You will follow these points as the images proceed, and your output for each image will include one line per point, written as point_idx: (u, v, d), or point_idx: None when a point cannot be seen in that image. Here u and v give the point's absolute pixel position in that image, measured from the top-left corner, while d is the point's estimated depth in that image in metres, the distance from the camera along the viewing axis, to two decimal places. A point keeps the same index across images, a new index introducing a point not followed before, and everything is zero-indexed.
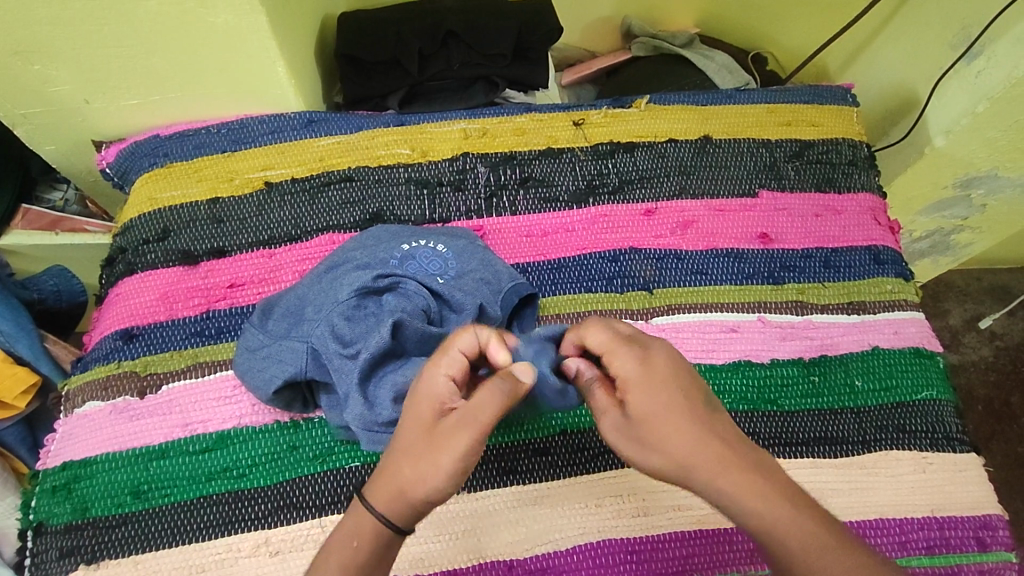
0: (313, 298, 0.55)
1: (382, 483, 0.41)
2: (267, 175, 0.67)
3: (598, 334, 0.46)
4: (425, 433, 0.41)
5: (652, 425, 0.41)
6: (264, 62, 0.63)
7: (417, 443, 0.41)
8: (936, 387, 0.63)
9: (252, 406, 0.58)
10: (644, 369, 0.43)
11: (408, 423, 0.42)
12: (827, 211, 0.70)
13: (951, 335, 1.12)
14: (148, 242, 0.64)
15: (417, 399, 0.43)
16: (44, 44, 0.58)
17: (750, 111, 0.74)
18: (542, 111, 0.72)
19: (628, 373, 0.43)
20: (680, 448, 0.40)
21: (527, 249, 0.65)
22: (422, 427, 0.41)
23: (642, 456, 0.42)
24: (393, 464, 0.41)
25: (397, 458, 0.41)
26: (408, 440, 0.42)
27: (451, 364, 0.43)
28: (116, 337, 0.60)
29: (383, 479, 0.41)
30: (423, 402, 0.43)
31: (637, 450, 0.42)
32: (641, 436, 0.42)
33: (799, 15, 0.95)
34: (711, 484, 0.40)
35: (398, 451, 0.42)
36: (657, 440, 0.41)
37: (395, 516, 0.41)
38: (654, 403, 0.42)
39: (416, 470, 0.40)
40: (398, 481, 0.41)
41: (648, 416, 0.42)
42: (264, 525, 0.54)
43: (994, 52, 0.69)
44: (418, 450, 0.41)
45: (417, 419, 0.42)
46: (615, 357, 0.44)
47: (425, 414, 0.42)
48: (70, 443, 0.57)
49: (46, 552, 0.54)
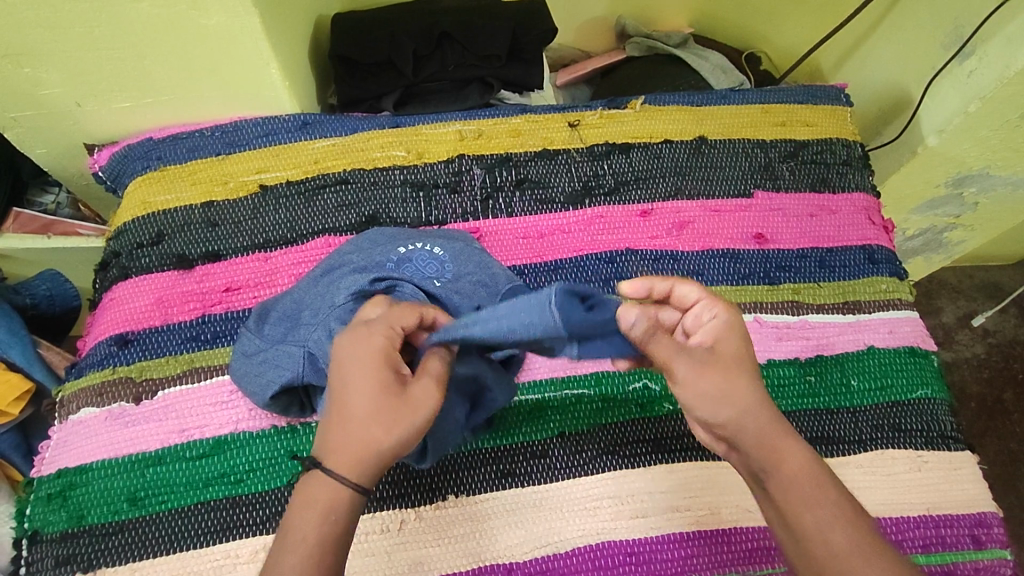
0: (310, 302, 0.55)
1: (347, 451, 0.41)
2: (261, 178, 0.67)
3: (697, 290, 0.47)
4: (387, 397, 0.41)
5: (734, 369, 0.44)
6: (256, 64, 0.63)
7: (383, 408, 0.41)
8: (931, 386, 0.63)
9: (249, 411, 0.58)
10: (739, 325, 0.46)
11: (360, 390, 0.42)
12: (821, 211, 0.70)
13: (944, 332, 1.13)
14: (142, 246, 0.64)
15: (363, 362, 0.42)
16: (32, 47, 0.57)
17: (744, 111, 0.74)
18: (537, 112, 0.72)
19: (726, 323, 0.46)
20: (753, 393, 0.44)
21: (523, 250, 0.65)
22: (380, 393, 0.41)
23: (716, 393, 0.43)
24: (356, 431, 0.41)
25: (363, 425, 0.41)
26: (365, 405, 0.41)
27: (389, 333, 0.44)
28: (111, 342, 0.60)
29: (352, 448, 0.41)
30: (372, 365, 0.42)
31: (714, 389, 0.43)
32: (721, 372, 0.44)
33: (792, 15, 0.95)
34: (761, 434, 0.43)
35: (358, 418, 0.41)
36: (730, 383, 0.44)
37: (366, 479, 0.41)
38: (743, 352, 0.45)
39: (391, 432, 0.41)
40: (371, 446, 0.41)
41: (729, 360, 0.44)
42: (261, 531, 0.54)
43: (985, 52, 0.69)
44: (386, 415, 0.41)
45: (369, 384, 0.42)
46: (707, 310, 0.46)
47: (380, 377, 0.42)
48: (66, 450, 0.57)
49: (40, 560, 0.54)
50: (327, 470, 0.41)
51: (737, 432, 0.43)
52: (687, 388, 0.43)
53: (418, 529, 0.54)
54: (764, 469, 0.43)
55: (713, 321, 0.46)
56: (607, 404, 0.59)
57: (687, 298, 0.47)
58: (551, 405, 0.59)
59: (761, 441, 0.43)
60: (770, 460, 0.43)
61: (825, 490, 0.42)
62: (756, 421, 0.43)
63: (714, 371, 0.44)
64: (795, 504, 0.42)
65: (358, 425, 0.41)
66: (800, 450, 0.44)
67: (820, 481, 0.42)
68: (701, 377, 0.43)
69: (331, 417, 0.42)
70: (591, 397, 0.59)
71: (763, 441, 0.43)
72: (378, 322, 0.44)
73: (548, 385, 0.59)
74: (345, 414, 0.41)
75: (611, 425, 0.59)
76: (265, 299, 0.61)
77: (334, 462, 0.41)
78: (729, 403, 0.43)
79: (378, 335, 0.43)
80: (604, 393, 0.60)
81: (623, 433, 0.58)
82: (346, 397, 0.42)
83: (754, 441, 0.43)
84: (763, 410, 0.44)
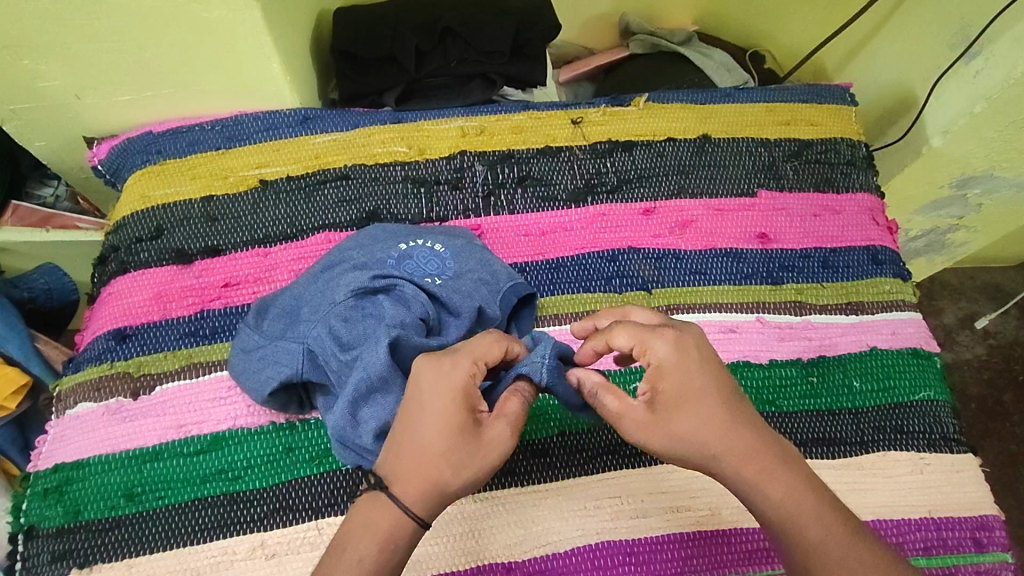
0: (310, 299, 0.55)
1: (417, 485, 0.40)
2: (261, 173, 0.66)
3: (625, 339, 0.44)
4: (462, 438, 0.41)
5: (683, 415, 0.43)
6: (257, 57, 0.63)
7: (457, 448, 0.41)
8: (934, 388, 0.63)
9: (247, 407, 0.57)
10: (682, 355, 0.44)
11: (433, 424, 0.41)
12: (825, 211, 0.69)
13: (945, 333, 1.13)
14: (141, 241, 0.63)
15: (441, 398, 0.41)
16: (32, 39, 0.57)
17: (749, 110, 0.73)
18: (541, 109, 0.71)
19: (663, 367, 0.44)
20: (721, 426, 0.43)
21: (525, 248, 0.65)
22: (457, 433, 0.41)
23: (677, 440, 0.43)
24: (426, 465, 0.40)
25: (433, 460, 0.41)
26: (438, 442, 0.41)
27: (473, 369, 0.42)
28: (109, 337, 0.60)
29: (419, 481, 0.40)
30: (451, 403, 0.41)
31: (666, 441, 0.43)
32: (674, 421, 0.43)
33: (796, 13, 0.94)
34: (740, 465, 0.43)
35: (429, 452, 0.41)
36: (684, 431, 0.43)
37: (428, 514, 0.41)
38: (693, 385, 0.44)
39: (458, 474, 0.41)
40: (439, 483, 0.40)
41: (680, 402, 0.44)
42: (261, 527, 0.54)
43: (992, 52, 0.69)
44: (459, 455, 0.41)
45: (445, 420, 0.41)
46: (645, 351, 0.44)
47: (456, 418, 0.41)
48: (63, 444, 0.56)
49: (37, 555, 0.53)
50: (394, 499, 0.40)
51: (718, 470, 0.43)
52: (646, 447, 0.44)
53: None
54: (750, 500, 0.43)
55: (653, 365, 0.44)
56: None
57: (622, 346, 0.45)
58: (551, 404, 0.58)
59: (745, 474, 0.43)
60: (756, 491, 0.43)
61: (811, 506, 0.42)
62: (733, 456, 0.43)
63: (659, 428, 0.43)
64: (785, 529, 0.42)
65: (428, 460, 0.41)
66: (783, 469, 0.43)
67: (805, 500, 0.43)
68: (646, 434, 0.44)
69: (398, 443, 0.42)
70: None
71: (746, 477, 0.43)
72: (462, 354, 0.43)
73: None
74: (416, 444, 0.41)
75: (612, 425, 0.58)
76: (265, 294, 0.60)
77: (401, 491, 0.40)
78: (694, 445, 0.43)
79: (460, 369, 0.42)
80: None
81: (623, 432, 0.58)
82: (417, 428, 0.41)
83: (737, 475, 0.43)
84: (742, 442, 0.43)
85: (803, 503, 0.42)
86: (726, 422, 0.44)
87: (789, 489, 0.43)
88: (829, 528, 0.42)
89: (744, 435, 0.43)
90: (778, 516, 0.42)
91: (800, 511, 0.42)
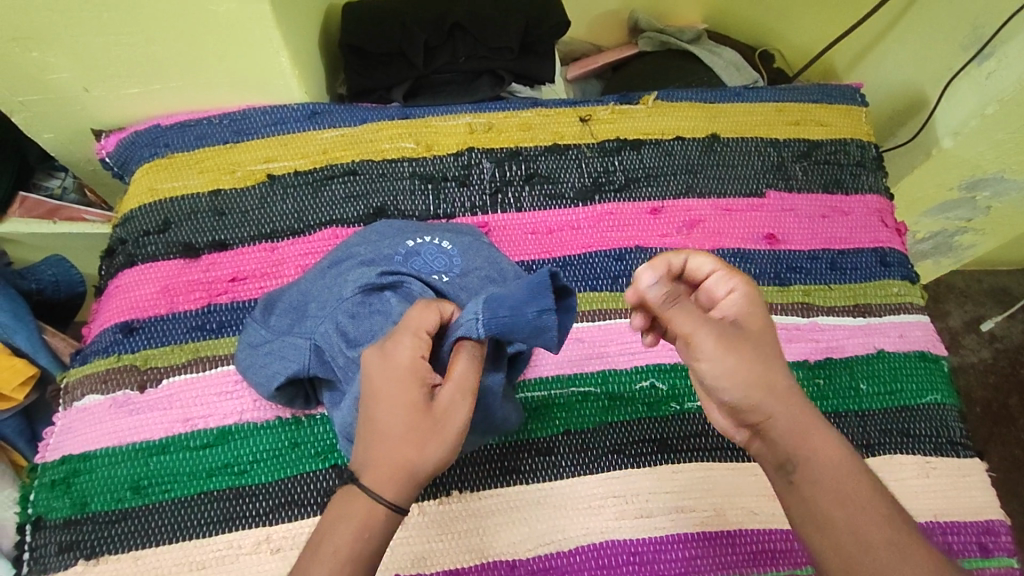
0: (316, 294, 0.55)
1: (382, 467, 0.40)
2: (268, 167, 0.66)
3: (709, 262, 0.44)
4: (417, 417, 0.40)
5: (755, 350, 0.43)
6: (266, 52, 0.63)
7: (414, 429, 0.40)
8: (941, 391, 0.63)
9: (253, 402, 0.57)
10: (754, 293, 0.44)
11: (390, 406, 0.41)
12: (834, 212, 0.69)
13: (951, 336, 1.12)
14: (149, 234, 0.63)
15: (392, 380, 0.41)
16: (42, 31, 0.57)
17: (758, 109, 0.73)
18: (548, 106, 0.71)
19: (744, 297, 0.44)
20: (779, 384, 0.42)
21: (533, 246, 0.65)
22: (410, 412, 0.40)
23: (739, 372, 0.42)
24: (390, 449, 0.40)
25: (394, 446, 0.40)
26: (399, 423, 0.40)
27: (417, 343, 0.42)
28: (116, 330, 0.60)
29: (387, 467, 0.40)
30: (404, 384, 0.41)
31: (731, 368, 0.42)
32: (744, 352, 0.42)
33: (807, 12, 0.94)
34: (793, 424, 0.42)
35: (393, 437, 0.40)
36: (748, 363, 0.42)
37: (402, 499, 0.40)
38: (759, 333, 0.44)
39: (422, 452, 0.40)
40: (403, 467, 0.40)
41: (753, 336, 0.43)
42: (265, 522, 0.54)
43: (1005, 54, 0.68)
44: (417, 435, 0.40)
45: (400, 402, 0.41)
46: (723, 281, 0.44)
47: (411, 397, 0.41)
48: (70, 436, 0.57)
49: (44, 546, 0.53)
50: (363, 487, 0.40)
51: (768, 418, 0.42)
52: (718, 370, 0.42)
53: (422, 524, 0.54)
54: (795, 459, 0.41)
55: (731, 296, 0.44)
56: (613, 403, 0.59)
57: (699, 271, 0.44)
58: (557, 402, 0.58)
59: (795, 430, 0.42)
60: (800, 447, 0.41)
61: (862, 481, 0.40)
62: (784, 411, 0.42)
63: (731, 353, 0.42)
64: (827, 497, 0.40)
65: (392, 443, 0.40)
66: (833, 442, 0.42)
67: (855, 476, 0.40)
68: (717, 355, 0.42)
69: (366, 432, 0.41)
70: (598, 395, 0.59)
71: (794, 431, 0.42)
72: (403, 331, 0.42)
73: (555, 382, 0.59)
74: (380, 429, 0.41)
75: (618, 425, 0.58)
76: (272, 289, 0.60)
77: (371, 478, 0.40)
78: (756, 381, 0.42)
79: (405, 350, 0.42)
80: (611, 392, 0.59)
81: (628, 432, 0.58)
82: (379, 412, 0.41)
83: (787, 431, 0.42)
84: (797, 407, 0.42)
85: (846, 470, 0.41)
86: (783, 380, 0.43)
87: (831, 456, 0.41)
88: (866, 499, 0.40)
89: (796, 402, 0.42)
90: (825, 481, 0.40)
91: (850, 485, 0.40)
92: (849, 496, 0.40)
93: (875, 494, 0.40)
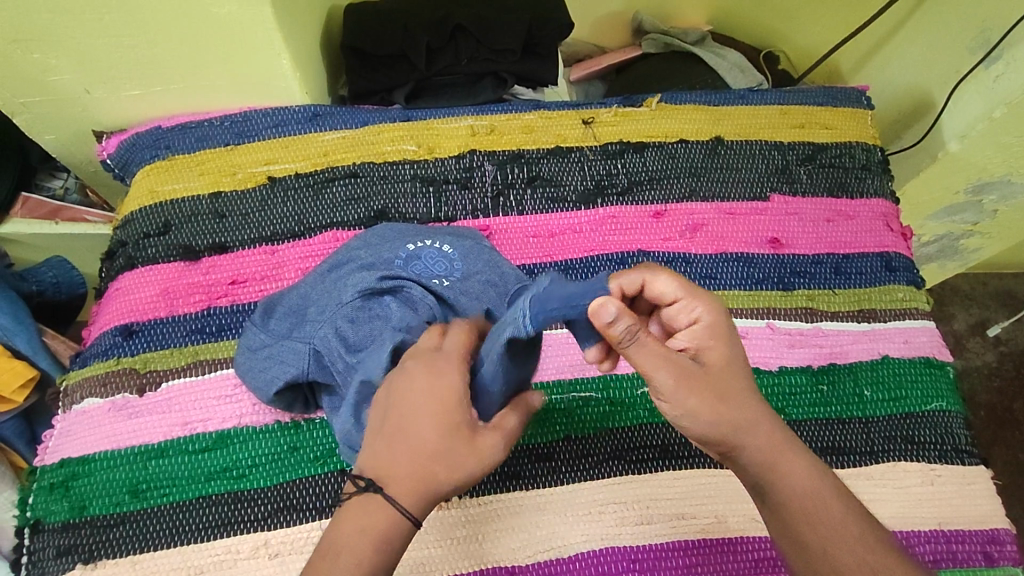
0: (317, 298, 0.55)
1: (410, 484, 0.40)
2: (269, 169, 0.66)
3: (673, 286, 0.42)
4: (455, 439, 0.40)
5: (718, 386, 0.43)
6: (267, 54, 0.62)
7: (450, 450, 0.40)
8: (946, 398, 0.62)
9: (252, 406, 0.57)
10: (721, 324, 0.44)
11: (428, 423, 0.40)
12: (839, 216, 0.68)
13: (956, 339, 1.11)
14: (149, 236, 0.63)
15: (434, 399, 0.40)
16: (42, 33, 0.57)
17: (763, 112, 0.72)
18: (551, 109, 0.71)
19: (708, 327, 0.43)
20: (754, 413, 0.44)
21: (534, 249, 0.64)
22: (449, 432, 0.40)
23: (696, 411, 0.42)
24: (419, 466, 0.40)
25: (423, 463, 0.40)
26: (427, 438, 0.40)
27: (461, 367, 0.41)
28: (116, 333, 0.60)
29: (412, 481, 0.40)
30: (445, 403, 0.40)
31: (693, 406, 0.42)
32: (702, 389, 0.42)
33: (812, 14, 0.93)
34: (767, 453, 0.44)
35: (425, 453, 0.40)
36: (714, 398, 0.42)
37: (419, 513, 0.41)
38: (724, 367, 0.44)
39: (452, 476, 0.40)
40: (429, 484, 0.40)
41: (717, 371, 0.43)
42: (265, 527, 0.54)
43: (1013, 57, 0.68)
44: (452, 457, 0.40)
45: (438, 419, 0.40)
46: (687, 309, 0.43)
47: (452, 418, 0.40)
48: (68, 440, 0.56)
49: (43, 549, 0.53)
50: (388, 499, 0.40)
51: (738, 448, 0.44)
52: (681, 410, 0.42)
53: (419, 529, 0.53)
54: (763, 484, 0.44)
55: (694, 325, 0.43)
56: (614, 409, 0.58)
57: (662, 294, 0.43)
58: (559, 408, 0.58)
59: (766, 458, 0.44)
60: (772, 472, 0.43)
61: (831, 506, 0.43)
62: (757, 439, 0.44)
63: (695, 390, 0.42)
64: (799, 521, 0.42)
65: (418, 456, 0.40)
66: (801, 460, 0.44)
67: (825, 496, 0.43)
68: (677, 391, 0.41)
69: (393, 442, 0.41)
70: (599, 401, 0.58)
71: (765, 459, 0.44)
72: (449, 354, 0.41)
73: (556, 387, 0.58)
74: (408, 441, 0.40)
75: (618, 431, 0.58)
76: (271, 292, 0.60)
77: (396, 490, 0.40)
78: (719, 420, 0.43)
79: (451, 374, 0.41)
80: (613, 397, 0.59)
81: (629, 438, 0.57)
82: (407, 424, 0.41)
83: (752, 460, 0.44)
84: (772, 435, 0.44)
85: (821, 491, 0.43)
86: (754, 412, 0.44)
87: (804, 478, 0.43)
88: (841, 517, 0.42)
89: (768, 431, 0.44)
90: (793, 505, 0.43)
91: (823, 505, 0.43)
92: (823, 518, 0.42)
93: (844, 515, 0.43)
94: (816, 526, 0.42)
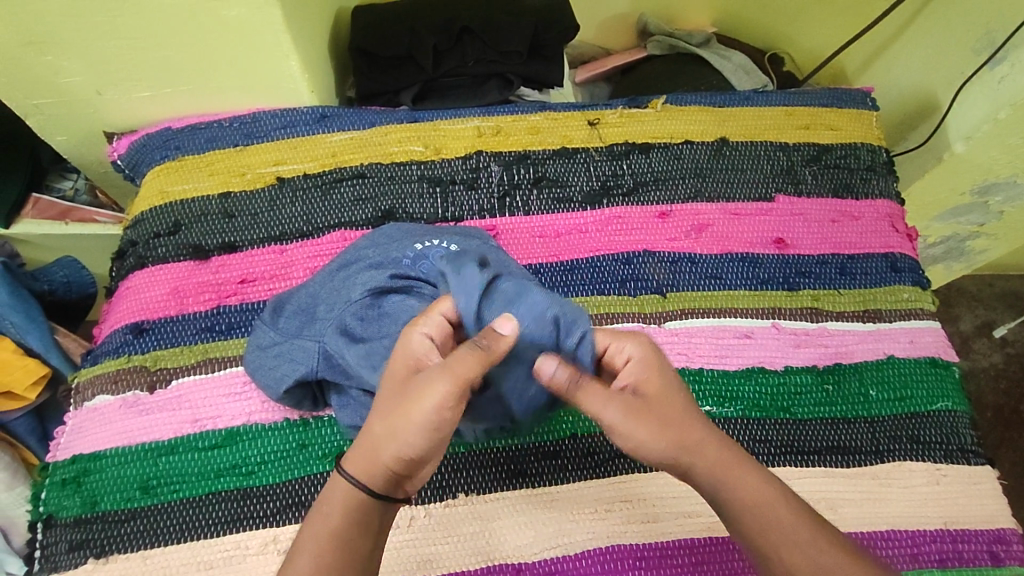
0: (325, 297, 0.55)
1: (359, 446, 0.42)
2: (278, 170, 0.67)
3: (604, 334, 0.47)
4: (393, 392, 0.42)
5: (664, 410, 0.45)
6: (276, 56, 0.63)
7: (388, 402, 0.42)
8: (952, 398, 0.62)
9: (262, 403, 0.57)
10: (651, 357, 0.46)
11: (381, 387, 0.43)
12: (844, 216, 0.69)
13: (962, 341, 1.11)
14: (159, 236, 0.64)
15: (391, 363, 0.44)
16: (55, 36, 0.57)
17: (768, 113, 0.73)
18: (557, 110, 0.71)
19: (640, 359, 0.46)
20: (698, 431, 0.45)
21: (540, 250, 0.65)
22: (390, 387, 0.43)
23: (648, 440, 0.44)
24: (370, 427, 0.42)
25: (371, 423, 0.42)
26: (383, 399, 0.43)
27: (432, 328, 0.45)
28: (127, 330, 0.60)
29: (362, 444, 0.42)
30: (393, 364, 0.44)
31: (644, 433, 0.44)
32: (650, 416, 0.44)
33: (817, 16, 0.93)
34: (714, 464, 0.45)
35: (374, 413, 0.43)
36: (665, 421, 0.45)
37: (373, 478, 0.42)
38: (667, 388, 0.46)
39: (386, 424, 0.41)
40: (371, 441, 0.42)
41: (658, 397, 0.45)
42: (274, 523, 0.54)
43: (1017, 59, 0.68)
44: (387, 407, 0.42)
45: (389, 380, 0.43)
46: (619, 348, 0.47)
47: (395, 375, 0.43)
48: (80, 436, 0.57)
49: (56, 544, 0.54)
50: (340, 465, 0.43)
51: (690, 465, 0.45)
52: (636, 441, 0.44)
53: (428, 526, 0.54)
54: (719, 498, 0.44)
55: (628, 363, 0.47)
56: None
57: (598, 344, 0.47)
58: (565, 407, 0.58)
59: (717, 469, 0.44)
60: (722, 483, 0.44)
61: (780, 509, 0.43)
62: (705, 451, 0.45)
63: (645, 418, 0.44)
64: (751, 528, 0.43)
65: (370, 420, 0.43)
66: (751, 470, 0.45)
67: (773, 500, 0.44)
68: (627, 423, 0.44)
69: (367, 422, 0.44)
70: None
71: (714, 468, 0.45)
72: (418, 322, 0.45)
73: None
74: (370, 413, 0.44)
75: None
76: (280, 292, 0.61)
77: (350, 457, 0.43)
78: (669, 441, 0.44)
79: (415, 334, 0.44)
80: None
81: None
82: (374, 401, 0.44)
83: (706, 471, 0.45)
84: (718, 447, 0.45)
85: (771, 496, 0.44)
86: (696, 429, 0.45)
87: (751, 486, 0.44)
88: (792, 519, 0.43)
89: (716, 447, 0.45)
90: (746, 512, 0.43)
91: (770, 512, 0.43)
92: (774, 522, 0.43)
93: (793, 517, 0.43)
94: (770, 531, 0.43)
